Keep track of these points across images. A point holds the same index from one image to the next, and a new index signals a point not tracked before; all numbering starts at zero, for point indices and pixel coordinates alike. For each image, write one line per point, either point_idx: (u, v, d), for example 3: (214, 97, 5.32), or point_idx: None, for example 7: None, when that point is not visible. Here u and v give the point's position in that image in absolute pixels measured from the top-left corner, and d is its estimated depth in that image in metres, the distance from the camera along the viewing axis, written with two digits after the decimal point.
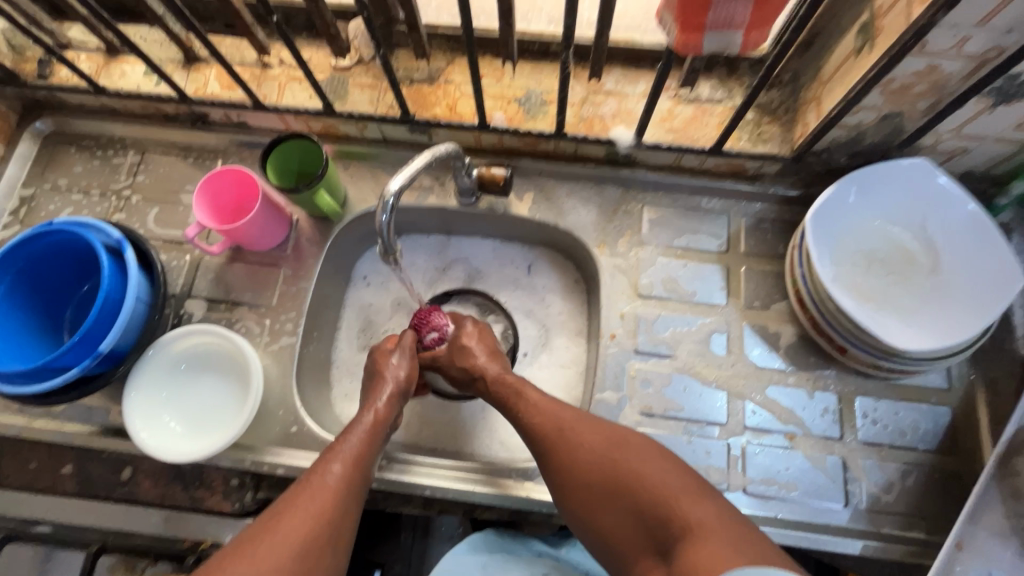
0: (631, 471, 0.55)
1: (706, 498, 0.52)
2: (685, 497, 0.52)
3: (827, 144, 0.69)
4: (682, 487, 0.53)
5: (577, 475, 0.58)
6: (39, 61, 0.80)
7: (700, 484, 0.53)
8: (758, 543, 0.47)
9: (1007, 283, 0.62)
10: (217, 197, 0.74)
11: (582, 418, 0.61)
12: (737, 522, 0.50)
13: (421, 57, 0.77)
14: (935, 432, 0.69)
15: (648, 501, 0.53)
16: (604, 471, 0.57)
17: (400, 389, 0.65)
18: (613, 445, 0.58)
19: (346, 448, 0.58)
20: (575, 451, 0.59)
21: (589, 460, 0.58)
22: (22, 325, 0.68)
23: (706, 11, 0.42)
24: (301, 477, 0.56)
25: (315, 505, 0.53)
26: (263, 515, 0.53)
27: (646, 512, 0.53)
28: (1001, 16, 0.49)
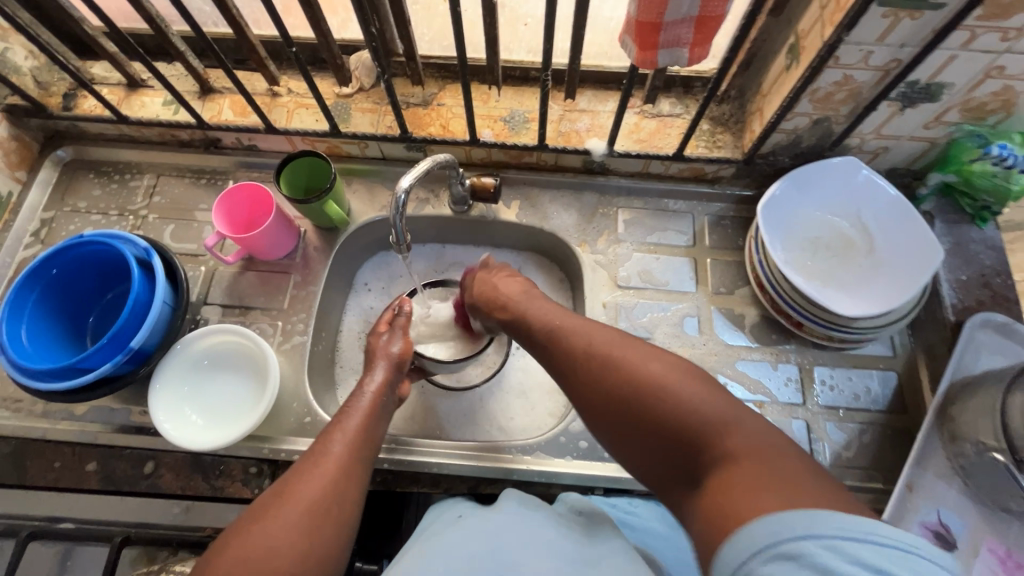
0: (655, 392, 0.50)
1: (739, 425, 0.46)
2: (716, 425, 0.46)
3: (772, 147, 0.80)
4: (713, 413, 0.47)
5: (596, 397, 0.54)
6: (65, 95, 0.88)
7: (736, 409, 0.48)
8: (807, 482, 0.40)
9: (929, 258, 0.73)
10: (232, 210, 0.81)
11: (607, 337, 0.57)
12: (779, 452, 0.44)
13: (416, 84, 0.87)
14: (885, 394, 0.78)
15: (673, 428, 0.48)
16: (626, 393, 0.52)
17: (393, 363, 0.70)
18: (638, 363, 0.53)
19: (348, 423, 0.61)
20: (592, 371, 0.55)
21: (610, 382, 0.53)
22: (49, 331, 0.73)
23: (657, 32, 0.53)
24: (306, 452, 0.58)
25: (324, 471, 0.55)
26: (274, 485, 0.54)
27: (671, 437, 0.48)
28: (895, 34, 0.60)
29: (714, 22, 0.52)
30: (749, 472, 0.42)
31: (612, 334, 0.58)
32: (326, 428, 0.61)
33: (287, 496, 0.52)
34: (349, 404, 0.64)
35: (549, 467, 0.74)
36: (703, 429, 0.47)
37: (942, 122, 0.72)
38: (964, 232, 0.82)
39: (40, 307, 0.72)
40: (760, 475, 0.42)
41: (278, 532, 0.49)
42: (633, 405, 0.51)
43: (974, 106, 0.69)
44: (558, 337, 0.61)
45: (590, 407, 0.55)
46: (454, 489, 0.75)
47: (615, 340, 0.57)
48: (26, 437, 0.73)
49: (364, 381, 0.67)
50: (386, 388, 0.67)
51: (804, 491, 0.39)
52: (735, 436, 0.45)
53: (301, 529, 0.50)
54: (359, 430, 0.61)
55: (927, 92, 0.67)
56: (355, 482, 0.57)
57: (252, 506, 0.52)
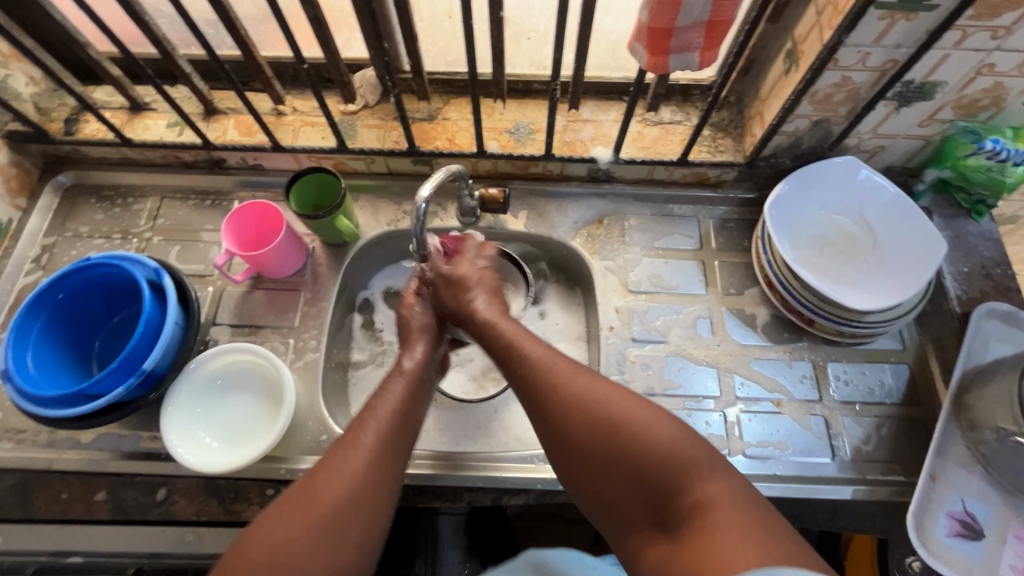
0: (634, 438, 0.54)
1: (709, 471, 0.51)
2: (693, 472, 0.51)
3: (773, 150, 0.82)
4: (691, 459, 0.52)
5: (572, 437, 0.57)
6: (67, 120, 0.87)
7: (709, 456, 0.52)
8: (774, 533, 0.45)
9: (934, 253, 0.75)
10: (241, 229, 0.80)
11: (588, 376, 0.60)
12: (747, 505, 0.48)
13: (421, 99, 0.88)
14: (899, 386, 0.79)
15: (651, 473, 0.52)
16: (605, 436, 0.55)
17: (430, 336, 0.71)
18: (618, 406, 0.56)
19: (382, 410, 0.60)
20: (573, 411, 0.58)
21: (589, 423, 0.56)
22: (54, 356, 0.71)
23: (669, 38, 0.54)
24: (337, 442, 0.57)
25: (350, 468, 0.54)
26: (306, 473, 0.55)
27: (648, 481, 0.52)
28: (890, 36, 0.62)
29: (724, 26, 0.54)
30: (725, 521, 0.46)
31: (589, 373, 0.61)
32: (360, 414, 0.60)
33: (313, 492, 0.52)
34: (383, 386, 0.64)
35: None
36: (681, 472, 0.51)
37: (936, 120, 0.75)
38: (961, 225, 0.84)
39: (45, 332, 0.70)
40: (739, 520, 0.46)
41: (303, 536, 0.50)
42: (613, 448, 0.55)
43: (967, 103, 0.72)
44: (539, 365, 0.62)
45: (566, 446, 0.58)
46: (477, 502, 0.74)
47: (596, 378, 0.60)
48: (31, 468, 0.71)
49: (405, 359, 0.67)
50: (423, 366, 0.68)
51: (773, 544, 0.44)
52: (711, 482, 0.50)
53: (326, 532, 0.51)
54: (392, 418, 0.60)
55: (922, 91, 0.70)
56: (388, 477, 0.56)
57: (280, 497, 0.53)
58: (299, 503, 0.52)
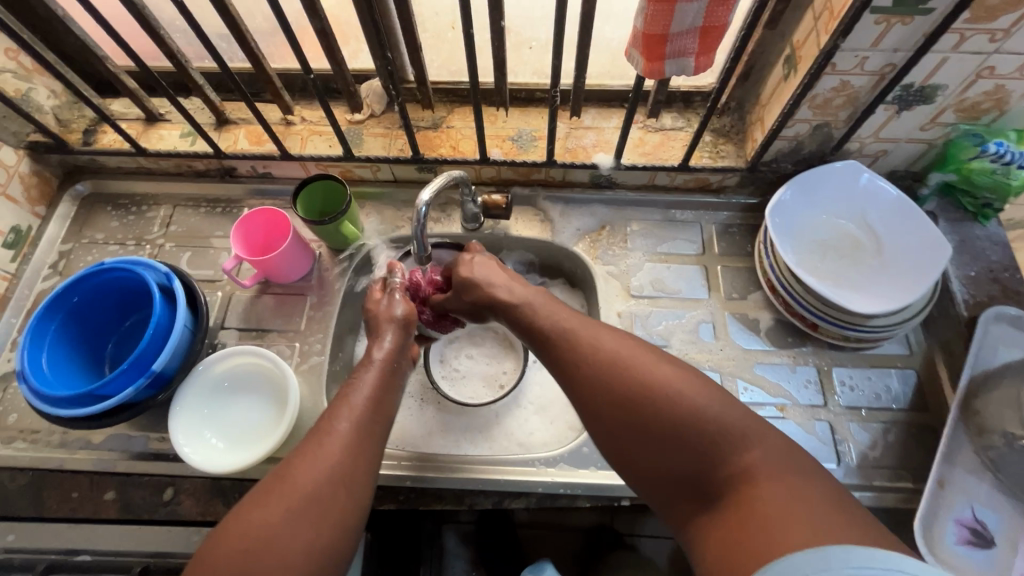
0: (670, 402, 0.51)
1: (752, 438, 0.48)
2: (736, 439, 0.48)
3: (774, 155, 0.82)
4: (731, 425, 0.49)
5: (602, 408, 0.54)
6: (85, 131, 0.90)
7: (750, 422, 0.49)
8: (826, 504, 0.42)
9: (938, 257, 0.74)
10: (249, 235, 0.82)
11: (618, 339, 0.58)
12: (797, 474, 0.45)
13: (426, 108, 0.89)
14: (905, 392, 0.78)
15: (689, 442, 0.49)
16: (639, 404, 0.52)
17: (400, 325, 0.70)
18: (649, 371, 0.53)
19: (356, 398, 0.60)
20: (603, 381, 0.55)
21: (620, 393, 0.53)
22: (68, 358, 0.73)
23: (664, 44, 0.55)
24: (311, 430, 0.57)
25: (326, 453, 0.54)
26: (280, 463, 0.55)
27: (688, 451, 0.49)
28: (887, 40, 0.63)
29: (717, 32, 0.55)
30: (771, 491, 0.44)
31: (616, 339, 0.58)
32: (331, 405, 0.60)
33: (288, 478, 0.52)
34: (356, 375, 0.64)
35: (574, 478, 0.73)
36: (720, 440, 0.48)
37: (938, 124, 0.75)
38: (968, 229, 0.84)
39: (60, 334, 0.72)
40: (784, 490, 0.44)
41: (282, 520, 0.49)
42: (648, 418, 0.51)
43: (968, 107, 0.72)
44: (570, 339, 0.59)
45: (599, 419, 0.55)
46: (478, 505, 0.74)
47: (624, 347, 0.57)
48: (45, 467, 0.72)
49: (375, 350, 0.67)
50: (394, 356, 0.67)
51: (828, 515, 0.41)
52: (753, 451, 0.47)
53: (306, 514, 0.50)
54: (367, 404, 0.60)
55: (922, 95, 0.70)
56: (365, 458, 0.57)
57: (258, 486, 0.53)
58: (276, 490, 0.51)
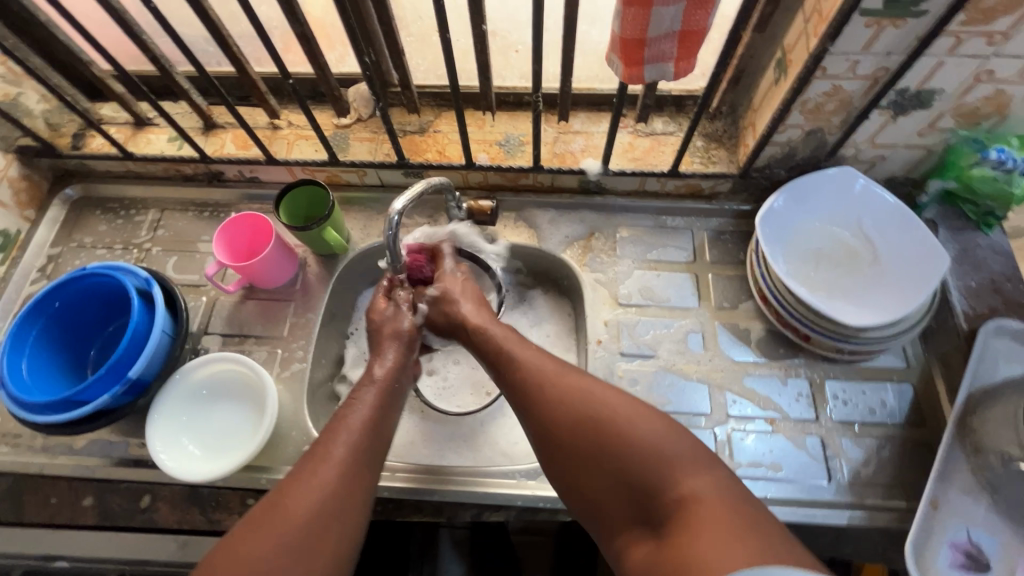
0: (624, 434, 0.55)
1: (696, 468, 0.52)
2: (677, 469, 0.52)
3: (766, 161, 0.80)
4: (677, 454, 0.53)
5: (559, 438, 0.58)
6: (75, 135, 0.91)
7: (693, 452, 0.53)
8: (759, 525, 0.47)
9: (935, 268, 0.72)
10: (233, 240, 0.82)
11: (577, 374, 0.61)
12: (731, 499, 0.49)
13: (412, 112, 0.88)
14: (902, 407, 0.76)
15: (636, 469, 0.53)
16: (591, 433, 0.56)
17: (404, 342, 0.70)
18: (602, 401, 0.58)
19: (354, 419, 0.60)
20: (558, 410, 0.59)
21: (576, 424, 0.57)
22: (49, 363, 0.73)
23: (642, 48, 0.53)
24: (307, 454, 0.57)
25: (323, 478, 0.54)
26: (275, 489, 0.54)
27: (633, 478, 0.53)
28: (879, 43, 0.60)
29: (697, 36, 0.53)
30: (709, 516, 0.48)
31: (570, 372, 0.62)
32: (328, 428, 0.59)
33: (284, 506, 0.52)
34: (355, 394, 0.63)
35: (554, 492, 0.71)
36: (666, 469, 0.52)
37: (936, 129, 0.72)
38: (970, 238, 0.81)
39: (42, 340, 0.73)
40: (719, 515, 0.47)
41: (279, 548, 0.49)
42: (597, 446, 0.55)
43: (967, 112, 0.69)
44: (527, 371, 0.63)
45: (552, 447, 0.59)
46: (457, 517, 0.73)
47: (580, 378, 0.61)
48: (25, 472, 0.72)
49: (375, 367, 0.66)
50: (395, 373, 0.67)
51: (756, 536, 0.45)
52: (692, 480, 0.51)
53: (301, 542, 0.50)
54: (365, 426, 0.60)
55: (918, 100, 0.68)
56: (361, 484, 0.56)
57: (253, 512, 0.52)
58: (272, 518, 0.51)
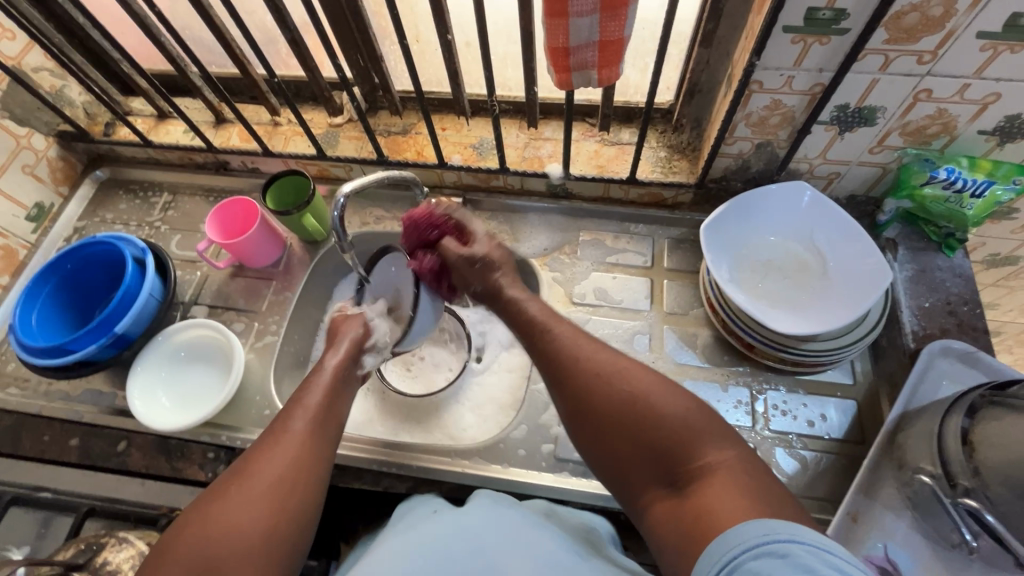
0: (647, 405, 0.52)
1: (715, 436, 0.50)
2: (700, 438, 0.50)
3: (721, 172, 0.83)
4: (702, 425, 0.51)
5: (584, 408, 0.56)
6: (107, 124, 1.03)
7: (718, 423, 0.51)
8: (777, 495, 0.45)
9: (878, 281, 0.71)
10: (226, 221, 0.90)
11: (598, 348, 0.59)
12: (755, 471, 0.48)
13: (397, 115, 0.96)
14: (843, 423, 0.75)
15: (660, 442, 0.51)
16: (620, 407, 0.53)
17: (353, 343, 0.71)
18: (631, 374, 0.55)
19: (310, 400, 0.63)
20: (587, 383, 0.56)
21: (601, 396, 0.55)
22: (56, 318, 0.83)
23: (567, 57, 0.58)
24: (268, 429, 0.60)
25: (281, 450, 0.57)
26: (238, 461, 0.57)
27: (661, 449, 0.51)
28: (809, 59, 0.63)
29: (616, 46, 0.57)
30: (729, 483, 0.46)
31: (598, 346, 0.59)
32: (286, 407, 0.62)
33: (249, 472, 0.55)
34: (309, 378, 0.66)
35: (483, 472, 0.75)
36: (691, 438, 0.50)
37: (886, 147, 0.73)
38: (929, 259, 0.80)
39: (52, 297, 0.83)
40: (741, 485, 0.46)
41: (240, 510, 0.52)
42: (625, 419, 0.53)
43: (914, 130, 0.70)
44: (555, 347, 0.60)
45: (583, 417, 0.56)
46: (393, 489, 0.77)
47: (609, 351, 0.58)
48: (25, 412, 0.82)
49: (328, 358, 0.68)
50: (347, 362, 0.69)
51: (776, 506, 0.45)
52: (715, 450, 0.49)
53: (268, 500, 0.53)
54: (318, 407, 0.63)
55: (861, 116, 0.69)
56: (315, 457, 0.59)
57: (219, 481, 0.55)
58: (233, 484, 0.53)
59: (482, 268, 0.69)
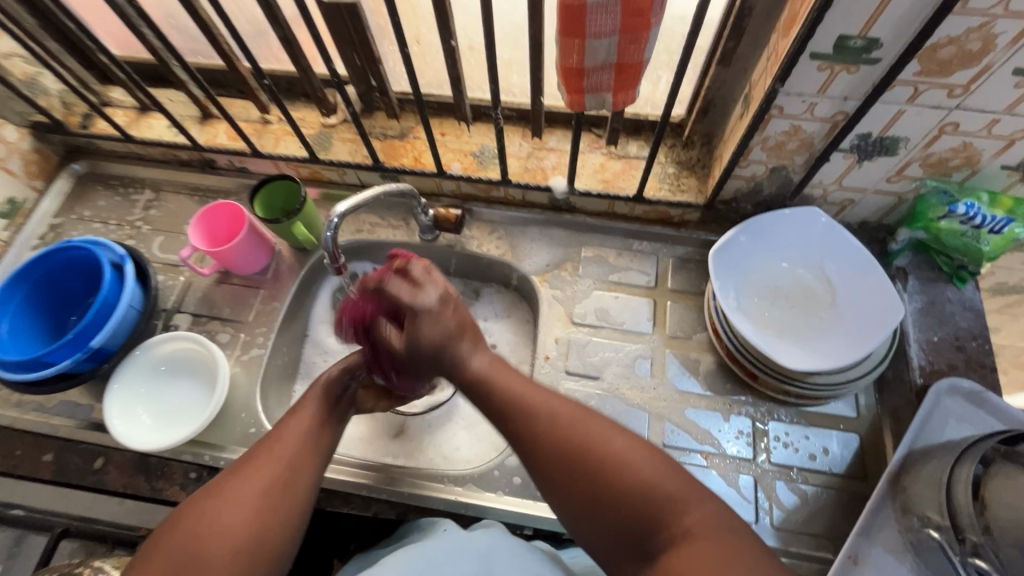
0: (625, 470, 0.52)
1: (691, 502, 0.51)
2: (675, 503, 0.51)
3: (732, 194, 0.80)
4: (676, 492, 0.51)
5: (557, 473, 0.54)
6: (84, 115, 0.97)
7: (691, 485, 0.52)
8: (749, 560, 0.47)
9: (889, 316, 0.70)
10: (212, 226, 0.86)
11: (569, 409, 0.57)
12: (731, 536, 0.49)
13: (393, 117, 0.91)
14: (845, 457, 0.74)
15: (637, 509, 0.51)
16: (593, 477, 0.53)
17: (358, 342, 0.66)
18: (608, 440, 0.54)
19: (307, 409, 0.65)
20: (555, 455, 0.54)
21: (576, 460, 0.53)
22: (29, 326, 0.79)
23: (580, 78, 0.54)
24: (264, 439, 0.62)
25: (276, 457, 0.60)
26: (231, 465, 0.59)
27: (636, 520, 0.51)
28: (834, 87, 0.60)
29: (633, 71, 0.54)
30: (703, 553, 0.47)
31: (567, 408, 0.57)
32: (283, 417, 0.65)
33: (243, 472, 0.58)
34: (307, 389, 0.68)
35: (476, 500, 0.73)
36: (664, 505, 0.51)
37: (905, 177, 0.70)
38: (939, 291, 0.78)
39: (25, 304, 0.78)
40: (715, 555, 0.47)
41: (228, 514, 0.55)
42: (599, 494, 0.52)
43: (935, 162, 0.67)
44: (523, 413, 0.57)
45: (556, 489, 0.54)
46: (382, 514, 0.75)
47: (585, 418, 0.56)
48: None
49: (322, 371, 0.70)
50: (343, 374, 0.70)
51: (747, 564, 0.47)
52: (691, 513, 0.50)
53: (261, 495, 0.56)
54: (314, 417, 0.65)
55: (882, 146, 0.66)
56: (303, 472, 0.60)
57: (212, 481, 0.58)
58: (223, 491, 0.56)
59: (435, 351, 0.59)
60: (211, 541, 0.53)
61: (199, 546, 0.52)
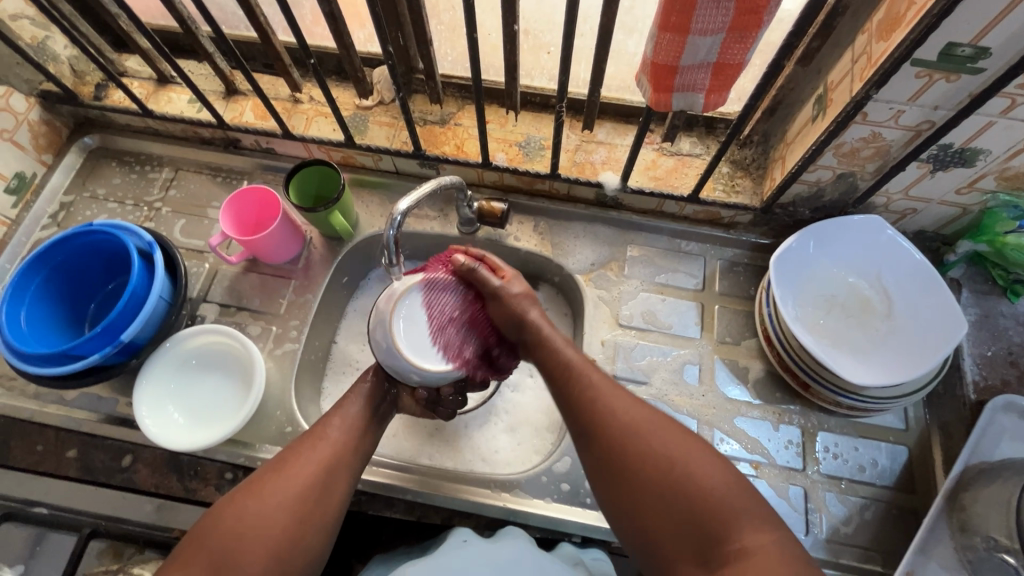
0: (695, 470, 0.51)
1: (754, 519, 0.48)
2: (739, 518, 0.48)
3: (791, 198, 0.77)
4: (738, 506, 0.49)
5: (627, 463, 0.53)
6: (97, 85, 0.90)
7: (755, 503, 0.50)
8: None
9: (952, 330, 0.68)
10: (241, 211, 0.81)
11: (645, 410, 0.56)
12: (785, 565, 0.45)
13: (435, 102, 0.86)
14: (893, 469, 0.73)
15: (702, 512, 0.49)
16: (652, 470, 0.52)
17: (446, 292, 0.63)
18: (667, 437, 0.54)
19: (349, 407, 0.62)
20: (626, 446, 0.54)
21: (649, 452, 0.53)
22: (49, 315, 0.74)
23: (674, 76, 0.51)
24: (302, 436, 0.60)
25: (317, 456, 0.57)
26: (273, 459, 0.57)
27: (690, 516, 0.49)
28: (926, 95, 0.57)
29: (732, 71, 0.51)
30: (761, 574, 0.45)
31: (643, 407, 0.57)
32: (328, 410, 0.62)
33: (281, 471, 0.55)
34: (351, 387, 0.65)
35: (527, 507, 0.72)
36: (730, 516, 0.48)
37: (976, 189, 0.68)
38: (992, 304, 0.78)
39: (42, 291, 0.73)
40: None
41: (263, 513, 0.52)
42: (658, 483, 0.51)
43: (1012, 176, 0.65)
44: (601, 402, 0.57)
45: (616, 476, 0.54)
46: (427, 518, 0.74)
47: (651, 414, 0.56)
48: (15, 417, 0.74)
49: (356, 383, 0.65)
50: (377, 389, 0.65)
51: None
52: (751, 532, 0.47)
53: (296, 494, 0.54)
54: (359, 415, 0.62)
55: (961, 157, 0.64)
56: (339, 475, 0.57)
57: (253, 475, 0.56)
58: (259, 488, 0.53)
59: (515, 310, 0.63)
60: (246, 537, 0.50)
61: (235, 547, 0.50)
